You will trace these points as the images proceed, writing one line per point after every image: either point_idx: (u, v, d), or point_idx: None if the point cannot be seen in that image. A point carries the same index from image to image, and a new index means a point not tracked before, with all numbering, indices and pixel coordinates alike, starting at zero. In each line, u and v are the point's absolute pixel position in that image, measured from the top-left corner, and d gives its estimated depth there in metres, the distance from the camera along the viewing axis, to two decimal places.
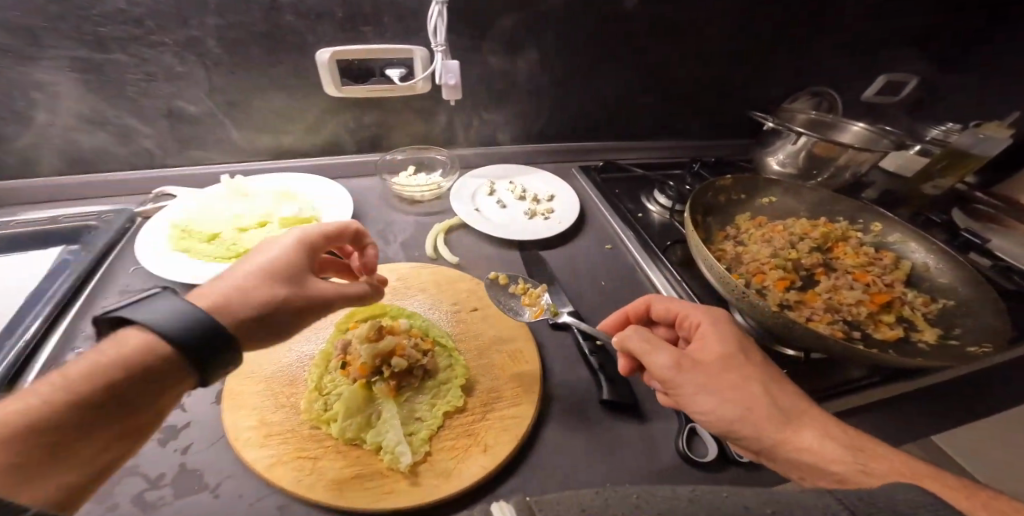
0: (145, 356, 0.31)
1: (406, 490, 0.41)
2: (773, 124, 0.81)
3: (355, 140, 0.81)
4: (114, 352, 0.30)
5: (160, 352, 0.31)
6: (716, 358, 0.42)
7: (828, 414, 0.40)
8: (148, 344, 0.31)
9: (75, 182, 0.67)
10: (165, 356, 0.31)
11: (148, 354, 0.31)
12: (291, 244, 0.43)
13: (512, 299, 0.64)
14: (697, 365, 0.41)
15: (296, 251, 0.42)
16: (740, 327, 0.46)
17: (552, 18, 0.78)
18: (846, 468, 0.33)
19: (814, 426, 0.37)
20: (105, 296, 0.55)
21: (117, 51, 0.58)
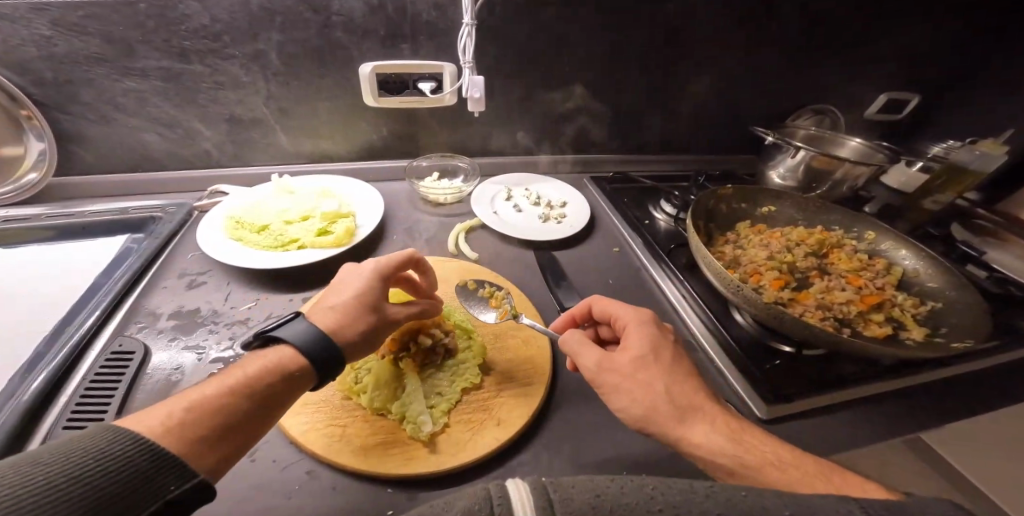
0: (283, 363, 0.39)
1: (428, 456, 0.45)
2: (772, 139, 0.87)
3: (386, 147, 0.89)
4: (271, 357, 0.39)
5: (297, 358, 0.39)
6: (629, 359, 0.45)
7: (724, 408, 0.44)
8: (293, 355, 0.39)
9: (142, 178, 0.75)
10: (304, 366, 0.39)
11: (286, 361, 0.39)
12: (367, 274, 0.48)
13: (477, 301, 0.67)
14: (621, 364, 0.45)
15: (372, 280, 0.47)
16: (661, 328, 0.49)
17: (571, 39, 0.86)
18: (727, 460, 0.38)
19: (707, 422, 0.41)
20: (166, 278, 0.61)
21: (195, 62, 0.66)
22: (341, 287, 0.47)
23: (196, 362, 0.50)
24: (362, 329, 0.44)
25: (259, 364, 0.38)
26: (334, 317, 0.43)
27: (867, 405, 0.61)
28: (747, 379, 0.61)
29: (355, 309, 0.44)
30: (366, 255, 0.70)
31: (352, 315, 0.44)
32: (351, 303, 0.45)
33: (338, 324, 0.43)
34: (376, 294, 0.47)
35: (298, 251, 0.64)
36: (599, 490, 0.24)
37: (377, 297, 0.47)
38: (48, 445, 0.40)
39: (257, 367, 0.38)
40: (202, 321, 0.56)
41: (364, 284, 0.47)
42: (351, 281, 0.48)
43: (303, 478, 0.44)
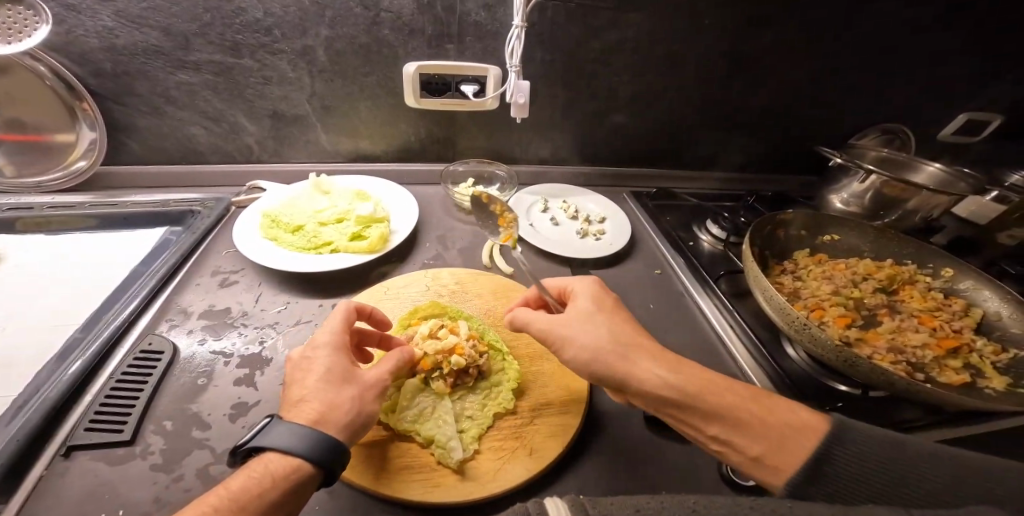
0: (289, 467, 0.33)
1: (454, 485, 0.41)
2: (841, 161, 0.80)
3: (423, 151, 0.87)
4: (264, 468, 0.33)
5: (298, 464, 0.34)
6: (574, 312, 0.47)
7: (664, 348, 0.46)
8: (291, 462, 0.33)
9: (185, 171, 0.75)
10: (306, 472, 0.34)
11: (290, 464, 0.33)
12: (324, 352, 0.41)
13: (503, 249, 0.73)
14: (565, 322, 0.46)
15: (332, 357, 0.41)
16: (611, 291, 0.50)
17: (625, 46, 0.81)
18: (671, 391, 0.40)
19: (652, 355, 0.43)
20: (200, 274, 0.60)
21: (246, 56, 0.65)
22: (293, 385, 0.39)
23: (223, 366, 0.49)
24: (346, 407, 0.38)
25: (259, 476, 0.32)
26: (315, 414, 0.37)
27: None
28: None
29: (337, 393, 0.38)
30: (399, 262, 0.68)
31: (338, 400, 0.38)
32: (322, 389, 0.38)
33: (325, 419, 0.36)
34: (348, 368, 0.41)
35: (331, 255, 0.62)
36: (639, 506, 0.24)
37: (354, 370, 0.41)
38: (68, 447, 0.39)
39: (254, 480, 0.32)
40: (232, 322, 0.54)
41: (329, 364, 0.40)
42: (308, 365, 0.41)
43: (322, 498, 0.40)
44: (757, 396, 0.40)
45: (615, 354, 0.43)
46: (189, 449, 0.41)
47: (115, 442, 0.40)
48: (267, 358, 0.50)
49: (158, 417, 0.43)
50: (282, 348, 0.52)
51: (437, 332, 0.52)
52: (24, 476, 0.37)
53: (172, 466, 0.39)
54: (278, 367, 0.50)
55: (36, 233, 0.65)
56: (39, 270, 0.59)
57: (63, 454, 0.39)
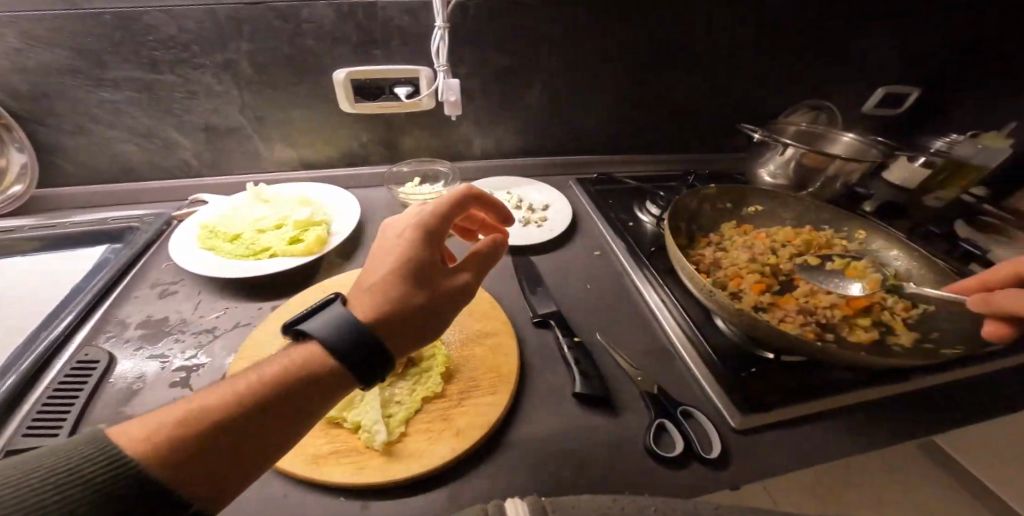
0: (322, 362, 0.35)
1: (379, 465, 0.44)
2: (761, 137, 0.85)
3: (366, 154, 0.89)
4: (294, 356, 0.35)
5: (333, 361, 0.35)
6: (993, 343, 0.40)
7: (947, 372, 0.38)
8: (317, 351, 0.35)
9: (123, 189, 0.76)
10: (330, 365, 0.35)
11: (325, 360, 0.35)
12: (404, 243, 0.43)
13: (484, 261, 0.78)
14: None
15: (410, 247, 0.43)
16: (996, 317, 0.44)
17: (550, 40, 0.85)
18: None
19: None
20: (138, 287, 0.61)
21: (166, 72, 0.67)
22: (379, 255, 0.44)
23: (159, 371, 0.50)
24: (392, 301, 0.40)
25: (295, 360, 0.35)
26: (374, 298, 0.40)
27: (861, 420, 0.57)
28: (722, 392, 0.58)
29: (402, 281, 0.41)
30: (340, 261, 0.70)
31: (393, 289, 0.40)
32: (392, 276, 0.41)
33: (378, 305, 0.39)
34: (426, 263, 0.43)
35: (269, 260, 0.63)
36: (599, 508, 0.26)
37: (434, 267, 0.43)
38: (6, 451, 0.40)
39: (284, 363, 0.34)
40: (170, 330, 0.56)
41: (412, 249, 0.43)
42: (391, 248, 0.44)
43: (254, 485, 0.43)
44: None
45: None
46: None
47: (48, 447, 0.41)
48: (203, 361, 0.52)
49: (94, 422, 0.45)
50: (219, 351, 0.53)
51: None
52: None
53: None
54: (214, 368, 0.51)
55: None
56: None
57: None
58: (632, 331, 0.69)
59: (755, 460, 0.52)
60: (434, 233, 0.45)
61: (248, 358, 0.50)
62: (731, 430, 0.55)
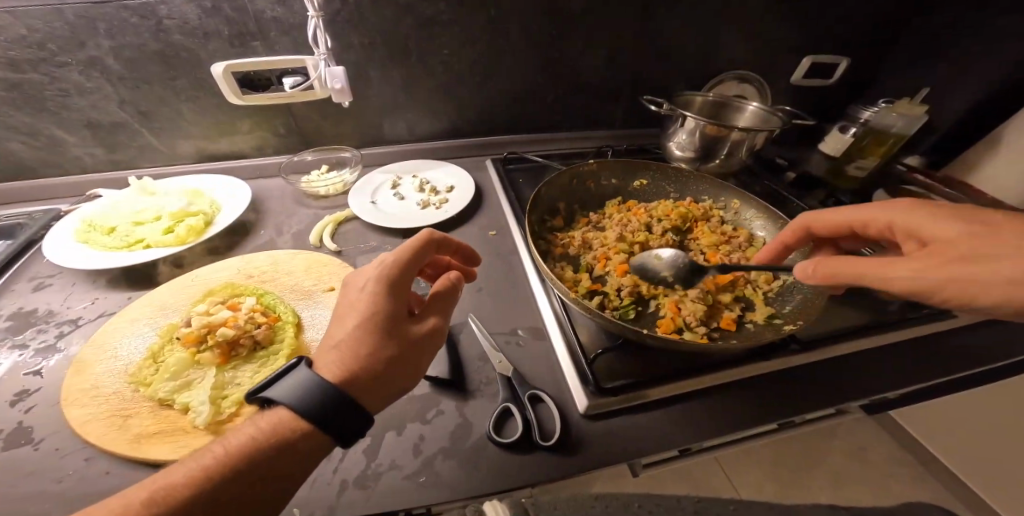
0: (296, 425, 0.38)
1: (200, 443, 0.46)
2: (663, 110, 0.83)
3: (269, 144, 0.90)
4: (266, 423, 0.38)
5: (303, 424, 0.38)
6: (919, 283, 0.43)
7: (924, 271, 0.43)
8: (292, 417, 0.38)
9: (17, 187, 0.78)
10: (304, 430, 0.38)
11: (297, 424, 0.38)
12: (369, 298, 0.45)
13: (365, 250, 0.76)
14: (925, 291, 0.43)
15: (376, 303, 0.44)
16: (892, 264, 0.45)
17: (439, 21, 0.83)
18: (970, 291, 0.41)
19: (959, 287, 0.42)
20: (15, 281, 0.65)
21: (31, 71, 0.68)
22: (347, 311, 0.46)
23: (16, 360, 0.54)
24: (368, 360, 0.42)
25: (262, 427, 0.38)
26: (340, 356, 0.42)
27: (710, 404, 0.58)
28: (577, 373, 0.59)
29: (369, 338, 0.43)
30: (222, 251, 0.72)
31: (362, 346, 0.42)
32: (357, 337, 0.43)
33: (346, 363, 0.42)
34: (390, 316, 0.44)
35: (143, 251, 0.67)
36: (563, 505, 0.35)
37: (401, 319, 0.45)
38: None
39: (257, 430, 0.38)
40: (36, 320, 0.59)
41: (378, 303, 0.45)
42: (357, 305, 0.45)
43: (79, 465, 0.44)
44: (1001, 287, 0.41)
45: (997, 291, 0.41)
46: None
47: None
48: (60, 349, 0.56)
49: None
50: (77, 340, 0.57)
51: (216, 311, 0.57)
52: None
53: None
54: (67, 356, 0.55)
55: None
56: None
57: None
58: (507, 312, 0.70)
59: (591, 443, 0.53)
60: (394, 283, 0.45)
61: (98, 349, 0.55)
62: (583, 417, 0.56)
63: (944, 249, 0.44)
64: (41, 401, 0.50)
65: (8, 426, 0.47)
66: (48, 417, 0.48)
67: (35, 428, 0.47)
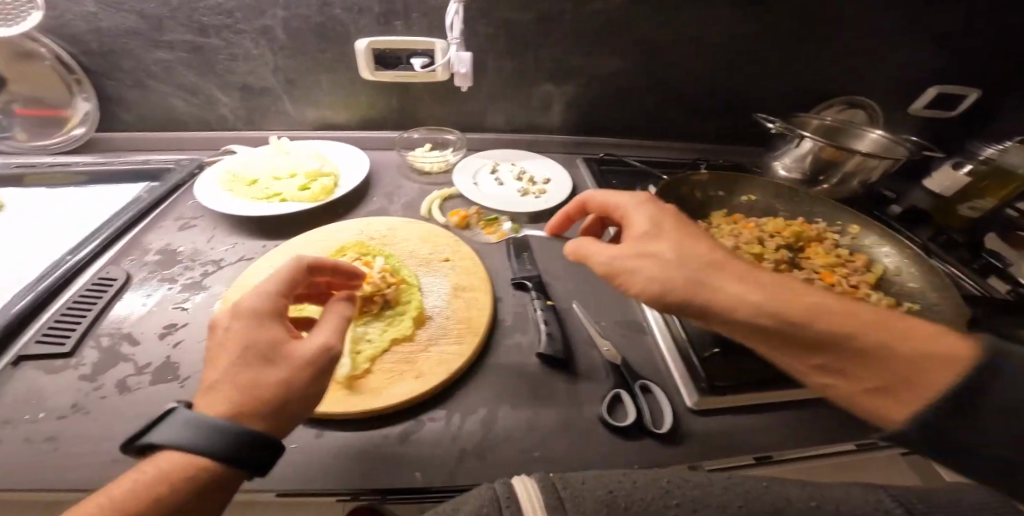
0: (191, 462, 0.32)
1: (340, 397, 0.50)
2: (777, 128, 0.81)
3: (383, 120, 0.96)
4: (153, 468, 0.31)
5: (205, 460, 0.32)
6: (657, 237, 0.42)
7: (705, 273, 0.38)
8: (189, 456, 0.32)
9: (166, 138, 0.87)
10: (202, 465, 0.32)
11: (195, 460, 0.32)
12: (246, 319, 0.40)
13: (471, 230, 0.79)
14: (653, 251, 0.41)
15: (242, 322, 0.40)
16: (648, 259, 0.41)
17: (563, 19, 0.86)
18: (755, 293, 0.35)
19: (727, 273, 0.38)
20: (166, 221, 0.71)
21: (214, 36, 0.76)
22: (216, 348, 0.39)
23: (166, 293, 0.58)
24: (258, 391, 0.36)
25: (147, 475, 0.31)
26: (237, 396, 0.35)
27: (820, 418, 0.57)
28: (687, 369, 0.59)
29: (247, 368, 0.37)
30: (344, 213, 0.78)
31: (247, 377, 0.36)
32: (235, 370, 0.36)
33: (249, 400, 0.35)
34: (272, 341, 0.39)
35: (280, 204, 0.73)
36: (612, 487, 0.28)
37: (277, 339, 0.40)
38: (17, 358, 0.49)
39: (143, 475, 0.31)
40: (183, 258, 0.64)
41: (248, 329, 0.39)
42: (230, 336, 0.39)
43: None
44: (734, 274, 0.38)
45: (633, 259, 0.42)
46: (115, 361, 0.50)
47: (57, 354, 0.49)
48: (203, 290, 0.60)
49: (97, 336, 0.52)
50: (220, 281, 0.61)
51: (354, 267, 0.61)
52: None
53: (96, 373, 0.48)
54: (211, 296, 0.59)
55: (37, 188, 0.79)
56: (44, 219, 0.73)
57: (14, 363, 0.48)
58: (608, 304, 0.70)
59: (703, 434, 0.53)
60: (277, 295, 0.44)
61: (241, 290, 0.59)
62: (691, 412, 0.56)
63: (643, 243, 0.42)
64: (186, 338, 0.53)
65: (157, 360, 0.50)
66: (193, 355, 0.51)
67: (181, 366, 0.50)
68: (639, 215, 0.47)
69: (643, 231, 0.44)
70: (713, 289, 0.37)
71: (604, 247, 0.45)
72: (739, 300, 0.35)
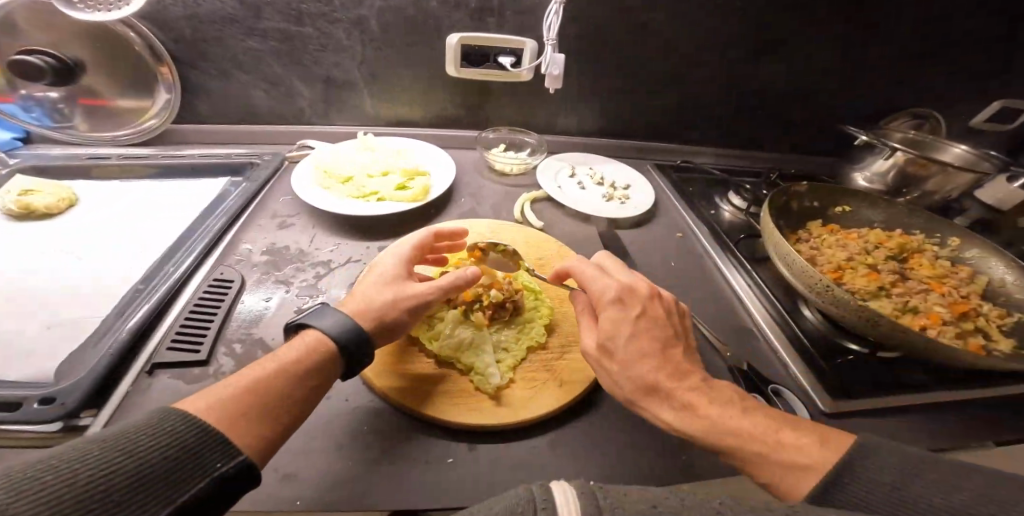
0: (323, 348, 0.42)
1: (491, 408, 0.48)
2: (866, 139, 0.83)
3: (459, 119, 0.94)
4: (299, 348, 0.42)
5: (331, 349, 0.42)
6: (612, 347, 0.45)
7: (717, 418, 0.40)
8: (325, 340, 0.43)
9: (242, 130, 0.85)
10: (326, 355, 0.42)
11: (326, 347, 0.42)
12: (387, 262, 0.53)
13: (564, 233, 0.78)
14: (610, 351, 0.45)
15: (387, 265, 0.52)
16: (653, 377, 0.43)
17: (652, 24, 0.85)
18: (713, 423, 0.40)
19: (682, 401, 0.42)
20: (261, 218, 0.69)
21: (308, 26, 0.75)
22: (368, 277, 0.52)
23: (283, 297, 0.57)
24: (377, 307, 0.47)
25: (297, 346, 0.42)
26: (363, 304, 0.47)
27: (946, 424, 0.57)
28: (815, 376, 0.58)
29: (380, 289, 0.49)
30: (436, 213, 0.76)
31: (377, 295, 0.48)
32: (374, 288, 0.49)
33: (368, 309, 0.47)
34: (396, 277, 0.51)
35: (378, 203, 0.71)
36: (655, 501, 0.21)
37: (399, 279, 0.51)
38: (152, 365, 0.47)
39: (296, 349, 0.41)
40: (292, 258, 0.63)
41: (388, 268, 0.52)
42: (375, 269, 0.52)
43: (370, 419, 0.47)
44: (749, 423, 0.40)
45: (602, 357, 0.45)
46: None
47: (194, 361, 0.48)
48: (321, 292, 0.59)
49: (227, 341, 0.51)
50: (335, 284, 0.60)
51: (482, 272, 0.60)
52: (115, 389, 0.44)
53: None
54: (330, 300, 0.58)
55: (109, 180, 0.76)
56: (131, 213, 0.71)
57: (147, 372, 0.46)
58: (717, 311, 0.69)
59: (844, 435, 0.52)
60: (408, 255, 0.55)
61: None
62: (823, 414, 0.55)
63: (684, 371, 0.44)
64: None
65: None
66: None
67: None
68: (614, 319, 0.46)
69: (611, 336, 0.45)
70: (632, 385, 0.43)
71: (637, 352, 0.44)
72: (706, 428, 0.40)
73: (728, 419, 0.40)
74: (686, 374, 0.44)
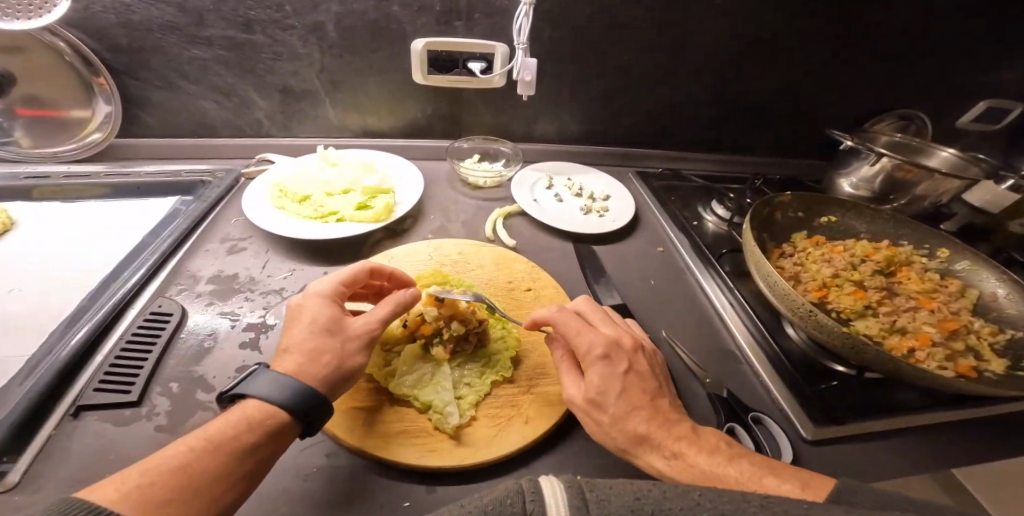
0: (271, 413, 0.36)
1: (450, 449, 0.44)
2: (852, 143, 0.79)
3: (430, 128, 0.89)
4: (241, 413, 0.36)
5: (280, 414, 0.37)
6: (599, 394, 0.42)
7: (706, 465, 0.37)
8: (271, 406, 0.37)
9: (195, 144, 0.80)
10: (277, 419, 0.36)
11: (275, 412, 0.36)
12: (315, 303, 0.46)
13: (539, 250, 0.74)
14: (596, 401, 0.42)
15: (315, 308, 0.45)
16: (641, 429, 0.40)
17: (630, 27, 0.81)
18: (705, 470, 0.37)
19: (668, 449, 0.39)
20: (210, 241, 0.64)
21: (258, 32, 0.69)
22: (292, 324, 0.44)
23: (228, 329, 0.53)
24: (325, 360, 0.41)
25: (237, 417, 0.36)
26: (302, 359, 0.41)
27: (936, 448, 0.54)
28: (800, 400, 0.55)
29: (317, 337, 0.42)
30: (402, 232, 0.72)
31: (318, 344, 0.42)
32: (310, 338, 0.42)
33: (307, 366, 0.40)
34: (334, 319, 0.44)
35: (336, 224, 0.66)
36: (638, 492, 0.19)
37: (337, 320, 0.45)
38: (77, 407, 0.41)
39: (234, 418, 0.36)
40: (240, 286, 0.59)
41: (316, 311, 0.45)
42: (301, 317, 0.45)
43: (320, 462, 0.43)
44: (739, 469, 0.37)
45: (590, 408, 0.43)
46: (189, 412, 0.43)
47: (125, 402, 0.43)
48: (271, 323, 0.54)
49: (164, 380, 0.46)
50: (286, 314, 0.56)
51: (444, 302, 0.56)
52: (34, 435, 0.39)
53: (169, 430, 0.41)
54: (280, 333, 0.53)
55: (48, 202, 0.70)
56: (69, 237, 0.65)
57: (72, 414, 0.41)
58: (697, 330, 0.66)
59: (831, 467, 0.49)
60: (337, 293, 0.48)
61: None
62: (808, 442, 0.52)
63: (666, 416, 0.42)
64: None
65: None
66: None
67: None
68: (594, 369, 0.44)
69: (594, 384, 0.43)
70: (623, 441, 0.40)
71: (618, 401, 0.42)
72: (702, 479, 0.36)
73: (714, 465, 0.37)
74: (665, 415, 0.42)
